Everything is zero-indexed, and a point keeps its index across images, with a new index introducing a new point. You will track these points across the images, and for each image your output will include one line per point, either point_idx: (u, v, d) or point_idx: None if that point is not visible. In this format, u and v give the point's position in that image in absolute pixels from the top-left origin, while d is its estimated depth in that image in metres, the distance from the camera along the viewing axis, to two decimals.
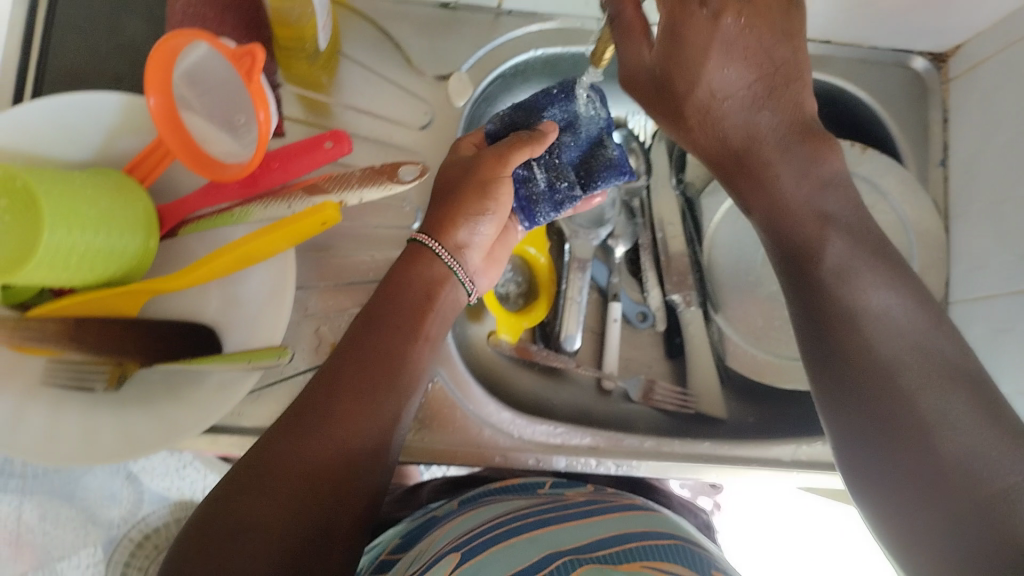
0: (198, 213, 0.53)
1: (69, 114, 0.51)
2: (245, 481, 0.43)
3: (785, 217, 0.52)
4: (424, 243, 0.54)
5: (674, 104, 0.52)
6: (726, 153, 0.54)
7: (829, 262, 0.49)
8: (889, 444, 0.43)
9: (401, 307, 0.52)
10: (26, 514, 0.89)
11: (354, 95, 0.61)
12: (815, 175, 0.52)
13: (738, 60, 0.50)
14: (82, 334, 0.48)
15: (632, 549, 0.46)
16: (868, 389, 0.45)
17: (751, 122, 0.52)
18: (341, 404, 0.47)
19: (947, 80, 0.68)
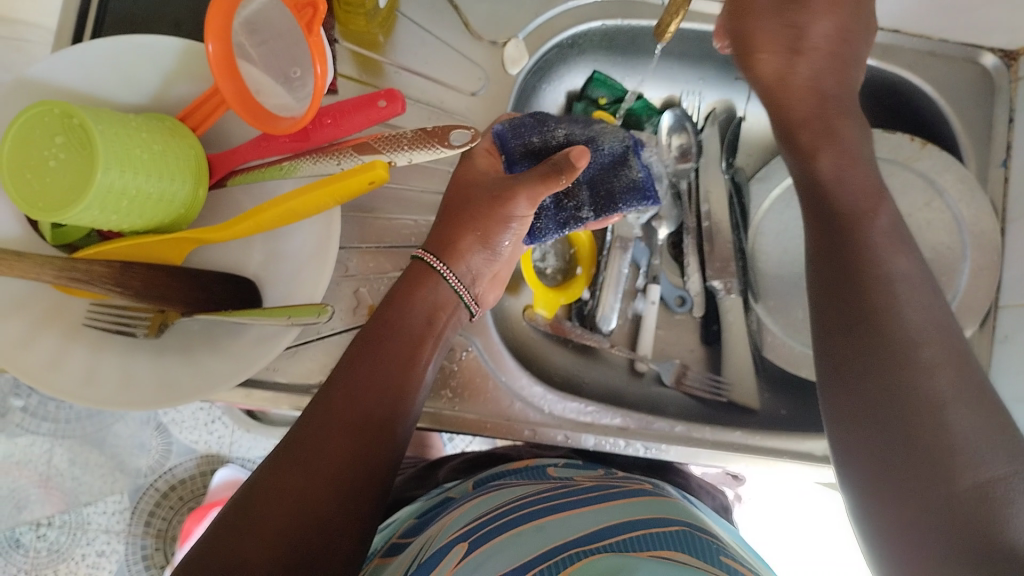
0: (248, 164, 0.53)
1: (128, 57, 0.52)
2: (242, 508, 0.43)
3: (829, 180, 0.52)
4: (430, 263, 0.54)
5: (772, 36, 0.54)
6: (793, 111, 0.54)
7: (864, 237, 0.49)
8: (900, 441, 0.42)
9: (393, 333, 0.51)
10: (56, 458, 0.93)
11: (408, 57, 0.60)
12: (861, 159, 0.52)
13: (833, 26, 0.53)
14: (128, 279, 0.47)
15: (639, 536, 0.43)
16: (881, 380, 0.44)
17: (822, 87, 0.53)
18: (338, 429, 0.46)
19: (1017, 78, 0.66)
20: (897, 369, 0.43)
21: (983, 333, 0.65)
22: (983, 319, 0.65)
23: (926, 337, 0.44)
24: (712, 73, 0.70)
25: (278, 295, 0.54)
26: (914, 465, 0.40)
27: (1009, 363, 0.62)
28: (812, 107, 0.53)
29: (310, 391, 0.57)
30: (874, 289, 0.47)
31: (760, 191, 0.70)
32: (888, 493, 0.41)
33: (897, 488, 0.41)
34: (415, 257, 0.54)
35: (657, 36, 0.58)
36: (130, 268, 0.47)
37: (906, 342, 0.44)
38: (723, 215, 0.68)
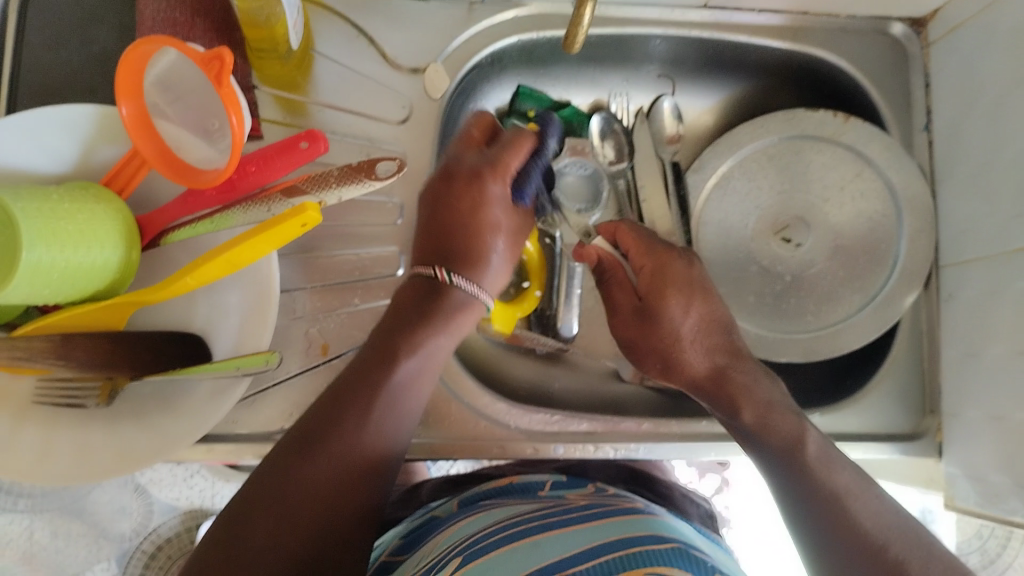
0: (178, 222, 0.52)
1: (44, 130, 0.51)
2: (251, 513, 0.44)
3: (760, 404, 0.55)
4: (443, 278, 0.52)
5: (713, 378, 0.57)
6: (710, 372, 0.57)
7: (804, 440, 0.52)
8: (807, 505, 0.49)
9: (412, 337, 0.50)
10: (38, 533, 0.89)
11: (330, 93, 0.60)
12: (718, 373, 0.57)
13: (695, 339, 0.59)
14: (71, 352, 0.46)
15: (633, 553, 0.43)
16: (784, 467, 0.51)
17: (711, 349, 0.58)
18: (350, 451, 0.47)
19: (927, 44, 0.67)
20: (794, 470, 0.51)
21: (929, 293, 0.67)
22: (927, 279, 0.67)
23: (854, 492, 0.49)
24: (634, 73, 0.71)
25: (227, 346, 0.54)
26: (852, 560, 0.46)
27: (956, 320, 0.64)
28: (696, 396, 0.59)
29: (270, 438, 0.56)
30: (820, 464, 0.50)
31: (697, 181, 0.70)
32: (819, 553, 0.47)
33: (826, 559, 0.47)
34: (421, 276, 0.53)
35: (568, 47, 0.54)
36: (73, 340, 0.46)
37: (818, 469, 0.50)
38: (660, 203, 0.68)
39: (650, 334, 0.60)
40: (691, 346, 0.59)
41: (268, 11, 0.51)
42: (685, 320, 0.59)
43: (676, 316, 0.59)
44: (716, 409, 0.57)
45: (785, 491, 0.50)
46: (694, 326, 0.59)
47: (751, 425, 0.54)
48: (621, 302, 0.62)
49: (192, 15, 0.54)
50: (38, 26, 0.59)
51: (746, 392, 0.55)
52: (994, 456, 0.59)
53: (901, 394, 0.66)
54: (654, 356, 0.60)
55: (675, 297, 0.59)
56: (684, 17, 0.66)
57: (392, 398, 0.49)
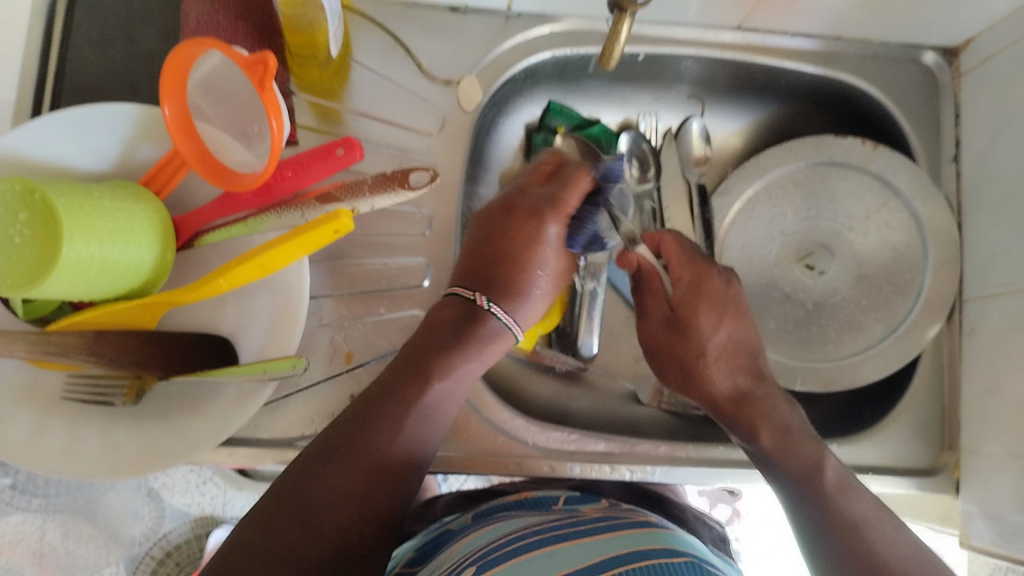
0: (213, 223, 0.53)
1: (86, 126, 0.52)
2: (278, 515, 0.44)
3: (782, 429, 0.55)
4: (479, 301, 0.53)
5: (736, 400, 0.58)
6: (734, 394, 0.58)
7: (827, 471, 0.52)
8: (823, 534, 0.49)
9: (447, 358, 0.50)
10: (49, 533, 0.89)
11: (366, 102, 0.61)
12: (743, 394, 0.58)
13: (721, 360, 0.59)
14: (102, 348, 0.47)
15: (647, 565, 0.44)
16: (803, 497, 0.51)
17: (737, 372, 0.59)
18: (377, 459, 0.47)
19: (959, 74, 0.68)
20: (814, 496, 0.51)
21: (952, 327, 0.67)
22: (950, 312, 0.67)
23: (873, 520, 0.49)
24: (663, 93, 0.71)
25: (253, 350, 0.55)
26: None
27: (978, 354, 0.63)
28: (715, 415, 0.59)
29: (290, 444, 0.57)
30: (840, 494, 0.51)
31: (722, 205, 0.71)
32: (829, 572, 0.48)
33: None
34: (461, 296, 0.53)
35: (604, 64, 0.54)
36: (103, 336, 0.47)
37: (838, 496, 0.51)
38: (685, 228, 0.69)
39: (677, 347, 0.60)
40: (715, 364, 0.59)
41: (311, 17, 0.52)
42: (713, 338, 0.60)
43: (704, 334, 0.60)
44: (734, 429, 0.57)
45: (802, 520, 0.51)
46: (724, 345, 0.60)
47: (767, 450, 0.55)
48: (653, 316, 0.62)
49: (235, 20, 0.54)
50: (85, 26, 0.60)
51: (768, 413, 0.56)
52: (1012, 495, 0.59)
53: (919, 427, 0.65)
54: (678, 372, 0.61)
55: (706, 312, 0.60)
56: (716, 37, 0.66)
57: (421, 412, 0.49)
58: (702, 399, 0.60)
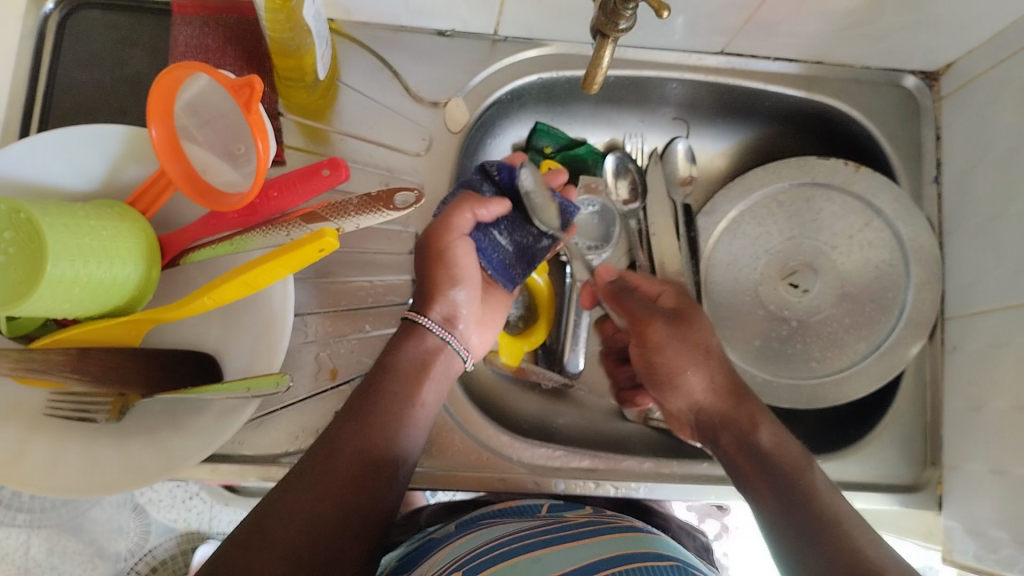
0: (199, 242, 0.53)
1: (73, 147, 0.52)
2: (259, 522, 0.46)
3: (772, 438, 0.54)
4: (413, 320, 0.56)
5: (732, 407, 0.57)
6: (726, 399, 0.58)
7: (814, 477, 0.51)
8: (806, 535, 0.48)
9: (399, 365, 0.54)
10: (33, 549, 0.86)
11: (353, 124, 0.62)
12: (733, 400, 0.57)
13: (716, 368, 0.59)
14: (85, 366, 0.47)
15: (632, 569, 0.45)
16: (782, 489, 0.50)
17: (727, 379, 0.59)
18: (345, 461, 0.49)
19: (940, 97, 0.69)
20: (797, 493, 0.50)
21: (934, 345, 0.67)
22: (932, 329, 0.67)
23: (852, 517, 0.48)
24: (650, 115, 0.72)
25: (239, 367, 0.55)
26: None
27: (960, 372, 0.64)
28: (704, 413, 0.58)
29: (274, 461, 0.57)
30: (820, 497, 0.50)
31: (707, 224, 0.71)
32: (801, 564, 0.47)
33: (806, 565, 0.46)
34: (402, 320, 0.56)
35: (586, 88, 0.55)
36: (88, 354, 0.47)
37: (820, 496, 0.50)
38: (671, 249, 0.69)
39: (681, 339, 0.59)
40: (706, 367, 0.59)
41: (298, 42, 0.53)
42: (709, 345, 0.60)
43: (704, 335, 0.59)
44: (729, 429, 0.56)
45: (783, 526, 0.49)
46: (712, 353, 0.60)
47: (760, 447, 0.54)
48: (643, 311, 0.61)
49: (223, 42, 0.58)
50: (75, 47, 0.61)
51: (754, 420, 0.56)
52: (994, 510, 0.59)
53: (903, 443, 0.66)
54: (668, 378, 0.60)
55: (701, 322, 0.60)
56: (700, 61, 0.67)
57: (388, 426, 0.52)
58: (688, 395, 0.59)
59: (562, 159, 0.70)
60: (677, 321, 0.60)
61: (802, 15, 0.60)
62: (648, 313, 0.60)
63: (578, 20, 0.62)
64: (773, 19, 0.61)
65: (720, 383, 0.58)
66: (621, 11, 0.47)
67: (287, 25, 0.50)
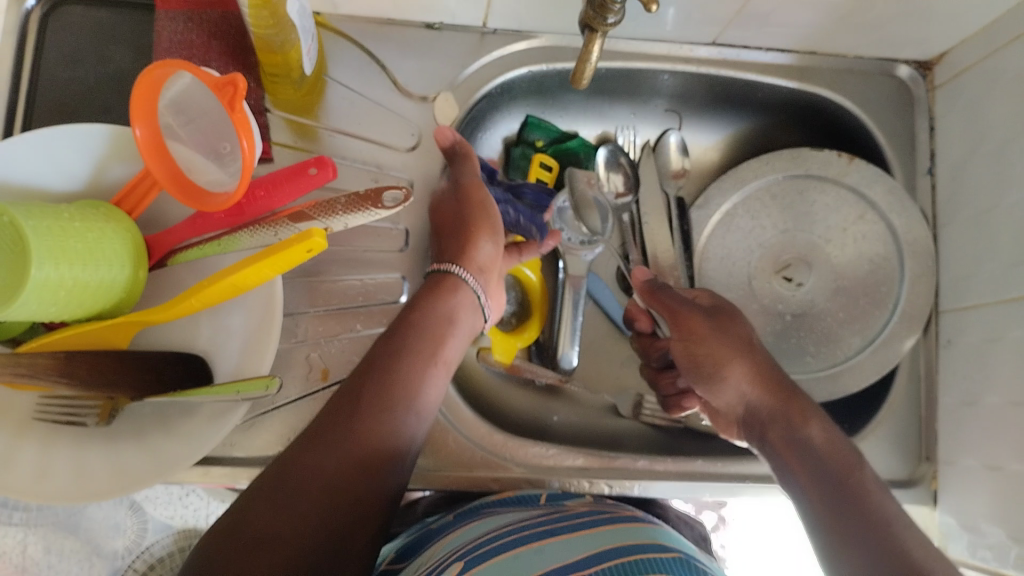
0: (186, 243, 0.52)
1: (57, 147, 0.51)
2: (272, 484, 0.45)
3: (820, 440, 0.52)
4: (444, 269, 0.56)
5: (787, 399, 0.55)
6: (774, 398, 0.56)
7: (863, 475, 0.49)
8: (852, 532, 0.45)
9: (419, 324, 0.53)
10: (32, 547, 0.82)
11: (341, 120, 0.61)
12: (784, 395, 0.56)
13: (757, 364, 0.57)
14: (73, 370, 0.46)
15: (635, 560, 0.45)
16: (832, 490, 0.48)
17: (768, 371, 0.57)
18: (364, 421, 0.48)
19: (933, 88, 0.68)
20: (845, 491, 0.48)
21: (928, 338, 0.67)
22: (927, 323, 0.67)
23: (902, 518, 0.46)
24: (642, 107, 0.72)
25: (229, 370, 0.54)
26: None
27: (956, 365, 0.64)
28: (749, 410, 0.57)
29: (266, 462, 0.56)
30: (867, 495, 0.47)
31: (701, 217, 0.71)
32: (841, 560, 0.45)
33: (848, 562, 0.45)
34: (431, 271, 0.57)
35: (575, 83, 0.55)
36: (74, 357, 0.47)
37: (872, 495, 0.47)
38: (663, 240, 0.69)
39: (721, 333, 0.58)
40: (751, 357, 0.58)
41: (283, 37, 0.52)
42: (750, 336, 0.59)
43: (743, 329, 0.59)
44: (783, 422, 0.54)
45: (829, 522, 0.47)
46: (758, 349, 0.58)
47: (811, 445, 0.52)
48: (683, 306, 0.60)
49: (208, 38, 0.56)
50: (58, 44, 0.60)
51: (798, 414, 0.54)
52: (989, 504, 0.59)
53: (899, 438, 0.65)
54: (713, 377, 0.59)
55: (738, 321, 0.59)
56: (692, 53, 0.66)
57: (411, 377, 0.51)
58: (733, 391, 0.58)
59: (553, 152, 0.69)
60: (718, 315, 0.59)
61: (794, 7, 0.60)
62: (687, 307, 0.60)
63: (567, 13, 0.61)
64: (765, 9, 0.60)
65: (766, 377, 0.57)
66: (610, 6, 0.47)
67: (270, 22, 0.49)
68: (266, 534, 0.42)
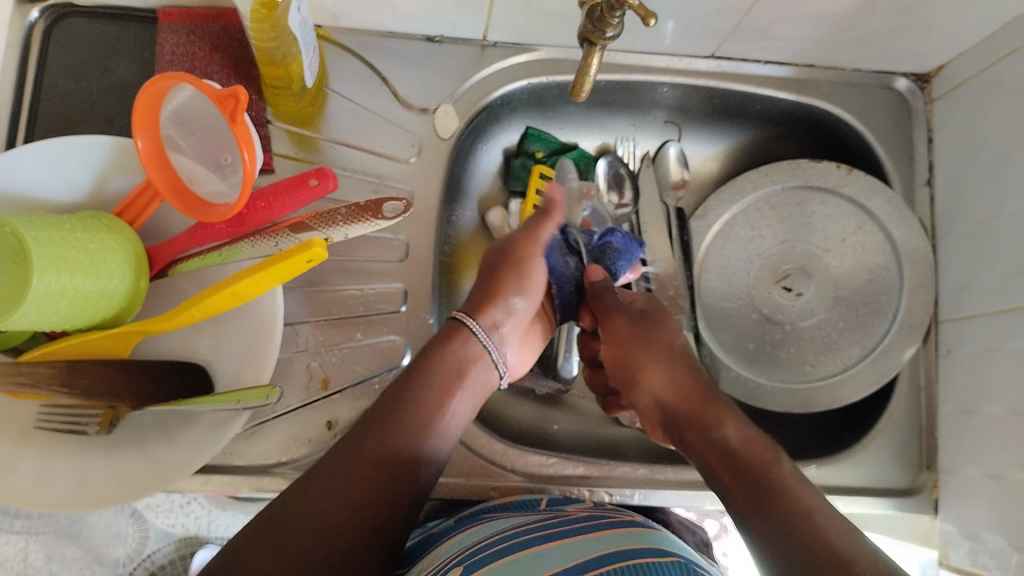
0: (186, 253, 0.53)
1: (59, 159, 0.52)
2: (265, 528, 0.44)
3: (741, 443, 0.50)
4: (462, 320, 0.56)
5: (698, 411, 0.53)
6: (687, 403, 0.54)
7: (781, 471, 0.47)
8: (778, 536, 0.43)
9: (426, 375, 0.53)
10: (32, 556, 0.82)
11: (342, 131, 0.61)
12: (695, 398, 0.54)
13: (675, 365, 0.57)
14: (74, 379, 0.46)
15: (634, 565, 0.45)
16: (751, 490, 0.47)
17: (688, 374, 0.56)
18: (363, 471, 0.48)
19: (932, 100, 0.68)
20: (767, 490, 0.46)
21: (928, 348, 0.67)
22: (926, 333, 0.67)
23: (823, 508, 0.44)
24: (641, 118, 0.72)
25: (229, 378, 0.55)
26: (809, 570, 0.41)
27: (955, 376, 0.64)
28: (665, 413, 0.56)
29: (267, 471, 0.56)
30: (790, 492, 0.45)
31: (700, 227, 0.71)
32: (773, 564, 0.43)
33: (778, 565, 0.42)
34: (448, 320, 0.57)
35: (573, 96, 0.55)
36: (76, 366, 0.47)
37: (792, 489, 0.46)
38: (663, 253, 0.68)
39: (638, 334, 0.58)
40: (668, 360, 0.57)
41: (284, 50, 0.52)
42: (677, 341, 0.59)
43: (664, 333, 0.59)
44: (697, 427, 0.53)
45: (757, 528, 0.45)
46: (675, 347, 0.58)
47: (725, 446, 0.50)
48: (611, 305, 0.60)
49: (210, 51, 0.58)
50: (61, 56, 0.60)
51: (721, 420, 0.52)
52: (989, 514, 0.59)
53: (900, 448, 0.65)
54: (630, 375, 0.58)
55: (665, 328, 0.60)
56: (690, 65, 0.67)
57: (415, 425, 0.51)
58: (649, 396, 0.57)
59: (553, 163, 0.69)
60: (642, 319, 0.60)
61: (791, 20, 0.60)
62: (612, 305, 0.60)
63: (566, 25, 0.62)
64: (763, 23, 0.61)
65: (681, 381, 0.56)
66: (608, 19, 0.47)
67: (272, 34, 0.50)
68: (250, 573, 0.41)
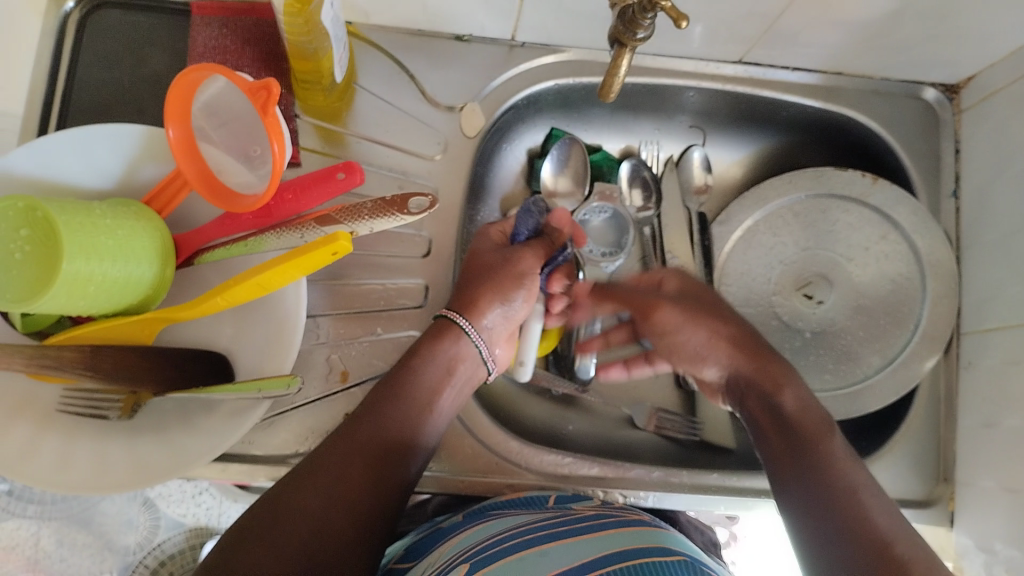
0: (213, 242, 0.53)
1: (91, 145, 0.53)
2: (256, 525, 0.45)
3: (794, 414, 0.53)
4: (453, 319, 0.55)
5: (760, 377, 0.57)
6: (748, 370, 0.58)
7: (831, 445, 0.50)
8: (823, 512, 0.46)
9: (414, 373, 0.53)
10: (43, 540, 0.82)
11: (369, 126, 0.62)
12: (754, 368, 0.57)
13: (729, 334, 0.60)
14: (97, 363, 0.47)
15: (643, 565, 0.45)
16: (800, 456, 0.50)
17: (747, 342, 0.59)
18: (352, 469, 0.48)
19: (960, 110, 0.68)
20: (814, 462, 0.49)
21: (949, 360, 0.66)
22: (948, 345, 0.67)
23: (867, 487, 0.47)
24: (666, 122, 0.72)
25: (251, 368, 0.55)
26: (850, 542, 0.44)
27: (976, 388, 0.63)
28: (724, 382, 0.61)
29: (285, 461, 0.57)
30: (836, 468, 0.48)
31: (722, 233, 0.71)
32: (813, 540, 0.46)
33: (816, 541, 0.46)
34: (438, 316, 0.56)
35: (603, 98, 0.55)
36: (100, 351, 0.47)
37: (837, 463, 0.49)
38: (683, 254, 0.69)
39: (688, 313, 0.62)
40: (720, 336, 0.60)
41: (316, 45, 0.53)
42: (732, 316, 0.61)
43: (716, 305, 0.62)
44: (758, 393, 0.56)
45: (800, 502, 0.48)
46: (731, 321, 0.61)
47: (784, 414, 0.53)
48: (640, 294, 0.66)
49: (242, 44, 0.58)
50: (94, 45, 0.61)
51: (782, 388, 0.55)
52: (1007, 528, 0.59)
53: (918, 459, 0.65)
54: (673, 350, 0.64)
55: (716, 302, 0.62)
56: (718, 70, 0.67)
57: (405, 423, 0.51)
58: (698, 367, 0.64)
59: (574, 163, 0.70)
60: (688, 298, 0.63)
61: (822, 26, 0.60)
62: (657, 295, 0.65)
63: (595, 27, 0.62)
64: (793, 29, 0.61)
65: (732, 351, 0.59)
66: (640, 20, 0.47)
67: (305, 29, 0.50)
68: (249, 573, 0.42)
